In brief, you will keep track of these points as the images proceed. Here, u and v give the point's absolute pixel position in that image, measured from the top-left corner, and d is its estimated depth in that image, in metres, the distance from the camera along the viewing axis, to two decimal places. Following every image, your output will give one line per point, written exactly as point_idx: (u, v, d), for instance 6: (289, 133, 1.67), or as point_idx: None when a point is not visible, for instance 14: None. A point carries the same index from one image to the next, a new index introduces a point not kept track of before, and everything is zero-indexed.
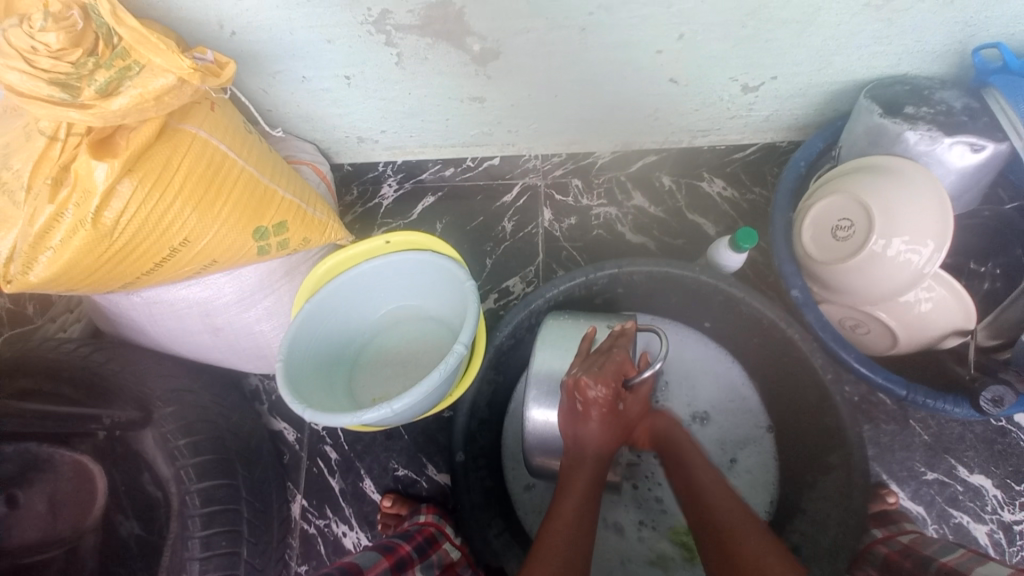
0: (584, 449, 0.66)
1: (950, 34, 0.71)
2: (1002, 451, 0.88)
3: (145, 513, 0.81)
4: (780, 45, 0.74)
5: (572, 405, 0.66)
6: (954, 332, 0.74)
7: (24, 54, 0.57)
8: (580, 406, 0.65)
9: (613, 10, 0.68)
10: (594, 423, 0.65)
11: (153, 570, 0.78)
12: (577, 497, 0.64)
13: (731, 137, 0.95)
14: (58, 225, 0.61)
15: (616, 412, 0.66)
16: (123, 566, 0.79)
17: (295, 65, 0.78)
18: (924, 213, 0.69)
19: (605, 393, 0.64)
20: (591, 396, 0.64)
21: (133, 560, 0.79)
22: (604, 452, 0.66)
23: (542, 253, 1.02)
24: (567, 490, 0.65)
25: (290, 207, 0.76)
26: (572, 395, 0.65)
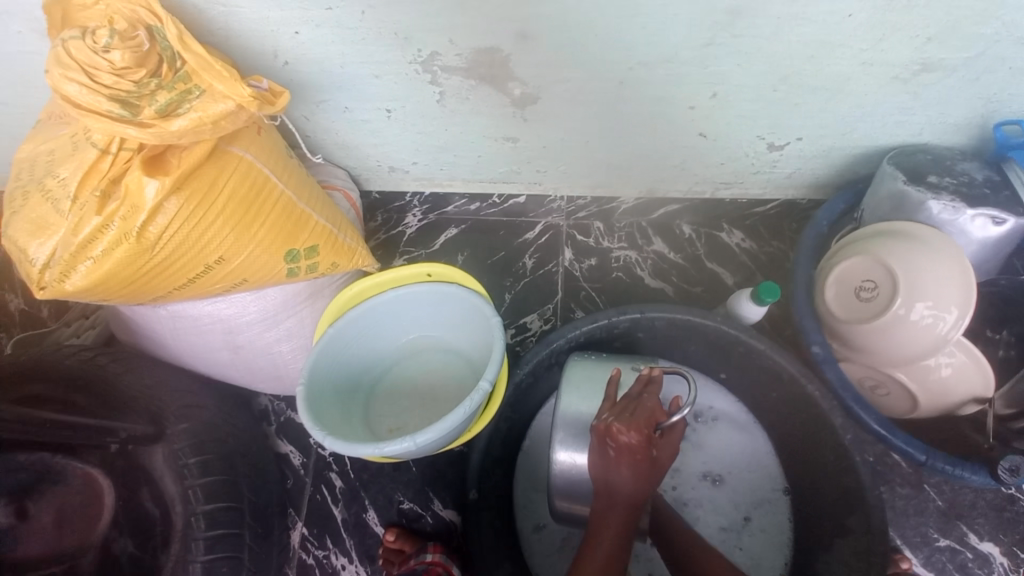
0: (617, 497, 0.65)
1: (972, 108, 0.74)
2: (1011, 519, 0.87)
3: (141, 532, 0.79)
4: (809, 109, 0.77)
5: (604, 451, 0.66)
6: (974, 400, 0.74)
7: (86, 67, 0.59)
8: (612, 452, 0.64)
9: (654, 66, 0.71)
10: (626, 470, 0.64)
11: None
12: (605, 547, 0.64)
13: (753, 191, 0.97)
14: (101, 236, 0.62)
15: (652, 461, 0.65)
16: None
17: (340, 97, 0.80)
18: (947, 280, 0.70)
19: (638, 439, 0.64)
20: (623, 442, 0.64)
21: None
22: (639, 500, 0.65)
23: (561, 292, 1.03)
24: (595, 541, 0.65)
25: (323, 232, 0.78)
26: (604, 441, 0.65)
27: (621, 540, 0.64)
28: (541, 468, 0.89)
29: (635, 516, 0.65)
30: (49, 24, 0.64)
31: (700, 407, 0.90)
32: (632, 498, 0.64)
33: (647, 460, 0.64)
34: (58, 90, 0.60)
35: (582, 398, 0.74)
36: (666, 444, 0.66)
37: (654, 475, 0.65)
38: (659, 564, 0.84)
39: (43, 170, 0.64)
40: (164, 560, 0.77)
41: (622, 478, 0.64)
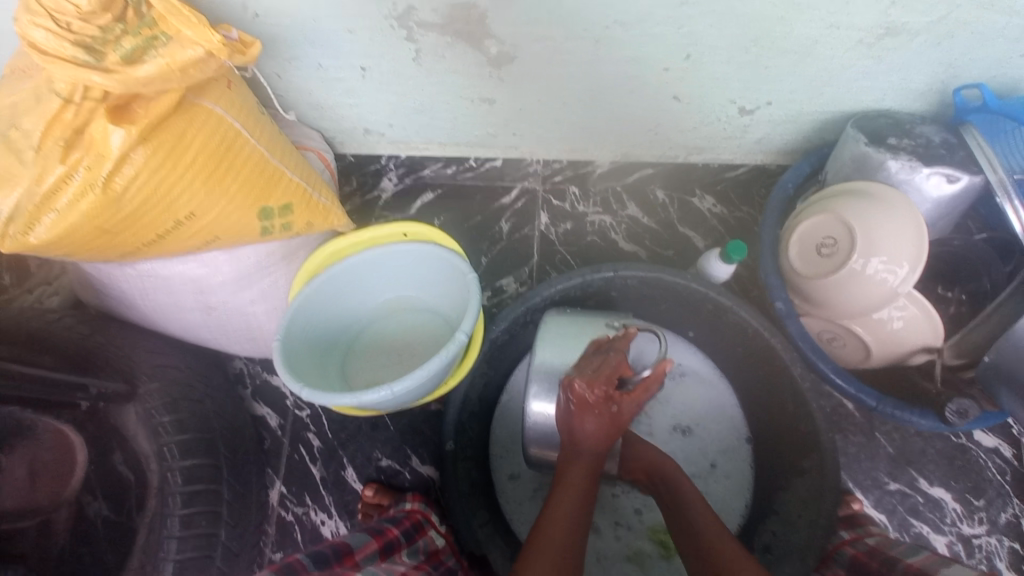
0: (579, 447, 0.68)
1: (933, 74, 0.77)
2: (962, 466, 0.94)
3: (117, 496, 0.79)
4: (779, 72, 0.79)
5: (567, 405, 0.69)
6: (923, 349, 0.79)
7: (50, 12, 0.57)
8: (574, 406, 0.67)
9: (629, 25, 0.72)
10: (588, 423, 0.67)
11: (122, 554, 0.77)
12: (572, 494, 0.67)
13: (724, 156, 1.00)
14: (66, 186, 0.60)
15: (615, 415, 0.67)
16: (88, 549, 0.77)
17: (313, 52, 0.79)
18: (902, 236, 0.74)
19: (599, 393, 0.66)
20: (584, 397, 0.66)
21: (99, 543, 0.77)
22: (601, 451, 0.68)
23: (537, 254, 1.05)
24: (562, 488, 0.67)
25: (297, 190, 0.77)
26: (567, 396, 0.68)
27: (585, 485, 0.67)
28: (517, 422, 0.91)
29: (597, 463, 0.68)
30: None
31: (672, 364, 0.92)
32: (593, 449, 0.68)
33: (606, 414, 0.67)
34: (24, 37, 0.57)
35: (557, 351, 0.76)
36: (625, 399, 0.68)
37: (617, 428, 0.68)
38: (627, 511, 0.88)
39: (4, 123, 0.62)
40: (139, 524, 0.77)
41: (584, 430, 0.67)
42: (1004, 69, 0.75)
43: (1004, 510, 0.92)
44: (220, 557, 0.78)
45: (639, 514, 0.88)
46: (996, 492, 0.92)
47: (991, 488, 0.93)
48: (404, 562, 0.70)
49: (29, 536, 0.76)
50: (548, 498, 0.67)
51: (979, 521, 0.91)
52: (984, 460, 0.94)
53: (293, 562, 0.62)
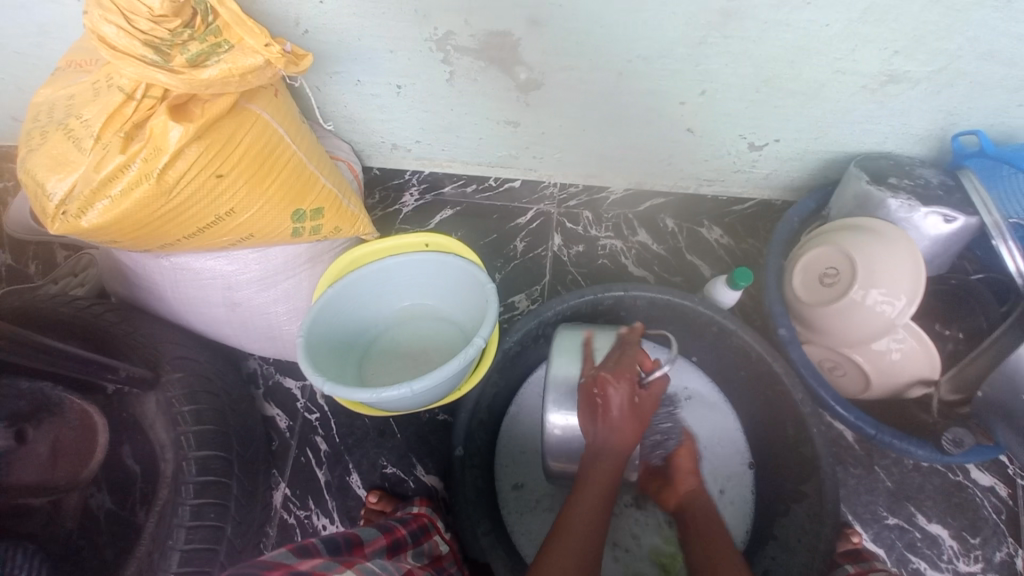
0: (607, 448, 0.69)
1: (932, 121, 0.83)
2: (959, 504, 0.96)
3: (121, 489, 0.80)
4: (788, 111, 0.84)
5: (591, 404, 0.71)
6: (920, 382, 0.82)
7: (123, 11, 0.60)
8: (599, 402, 0.70)
9: (650, 60, 0.77)
10: (614, 416, 0.69)
11: (118, 548, 0.77)
12: (590, 498, 0.67)
13: (733, 190, 1.05)
14: (122, 175, 0.64)
15: (637, 407, 0.70)
16: (89, 542, 0.77)
17: (353, 68, 0.84)
18: (901, 269, 0.77)
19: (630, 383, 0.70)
20: (611, 391, 0.69)
21: (99, 534, 0.78)
22: (623, 450, 0.69)
23: (549, 275, 1.09)
24: (582, 493, 0.68)
25: (328, 196, 0.82)
26: (591, 393, 0.71)
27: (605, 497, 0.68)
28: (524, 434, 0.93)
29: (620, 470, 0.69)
30: None
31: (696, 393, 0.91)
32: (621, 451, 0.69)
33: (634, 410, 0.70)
34: (95, 31, 0.61)
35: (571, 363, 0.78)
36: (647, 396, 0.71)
37: (639, 423, 0.70)
38: (628, 533, 0.89)
39: (65, 112, 0.67)
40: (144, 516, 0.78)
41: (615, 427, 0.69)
42: (1001, 119, 0.81)
43: (998, 549, 0.94)
44: (224, 552, 0.78)
45: (639, 536, 0.89)
46: (991, 531, 0.95)
47: (986, 527, 0.95)
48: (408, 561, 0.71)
49: (38, 515, 0.77)
50: (572, 496, 0.69)
51: (975, 559, 0.93)
52: (981, 499, 0.96)
53: (309, 544, 0.63)
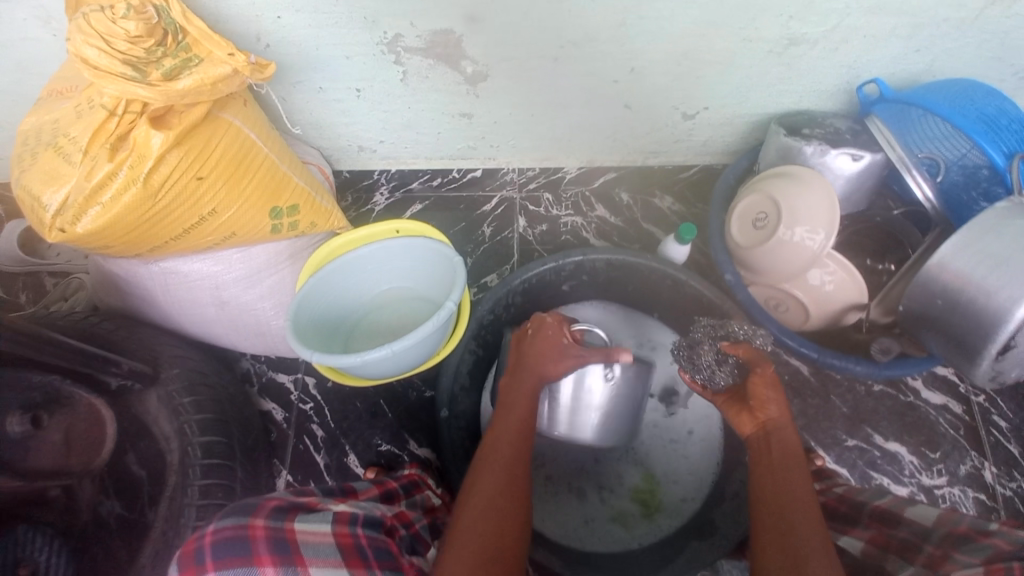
0: (522, 386, 0.78)
1: (838, 76, 0.93)
2: (914, 423, 1.04)
3: (128, 493, 0.84)
4: (710, 80, 0.94)
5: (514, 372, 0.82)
6: (854, 307, 0.91)
7: (102, 35, 0.67)
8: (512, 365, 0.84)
9: (580, 44, 0.86)
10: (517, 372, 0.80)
11: (131, 544, 0.81)
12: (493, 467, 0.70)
13: (677, 158, 1.16)
14: (111, 183, 0.71)
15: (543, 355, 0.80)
16: (99, 544, 0.81)
17: (315, 77, 0.92)
18: (818, 206, 0.86)
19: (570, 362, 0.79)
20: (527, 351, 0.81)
21: (110, 536, 0.82)
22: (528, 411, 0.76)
23: (517, 254, 1.17)
24: (500, 432, 0.74)
25: (303, 193, 0.90)
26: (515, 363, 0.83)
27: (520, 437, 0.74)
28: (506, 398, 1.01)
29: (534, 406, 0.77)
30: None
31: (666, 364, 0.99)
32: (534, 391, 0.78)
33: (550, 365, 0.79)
34: (77, 54, 0.68)
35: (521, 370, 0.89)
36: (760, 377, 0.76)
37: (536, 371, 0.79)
38: (610, 477, 0.98)
39: (52, 134, 0.73)
40: (153, 517, 0.82)
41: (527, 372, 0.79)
42: (896, 67, 0.91)
43: (963, 463, 1.02)
44: None
45: (620, 479, 0.98)
46: (953, 445, 1.03)
47: (945, 442, 1.04)
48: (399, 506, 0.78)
49: (55, 505, 0.81)
50: (493, 427, 0.76)
51: (935, 471, 1.02)
52: (936, 416, 1.05)
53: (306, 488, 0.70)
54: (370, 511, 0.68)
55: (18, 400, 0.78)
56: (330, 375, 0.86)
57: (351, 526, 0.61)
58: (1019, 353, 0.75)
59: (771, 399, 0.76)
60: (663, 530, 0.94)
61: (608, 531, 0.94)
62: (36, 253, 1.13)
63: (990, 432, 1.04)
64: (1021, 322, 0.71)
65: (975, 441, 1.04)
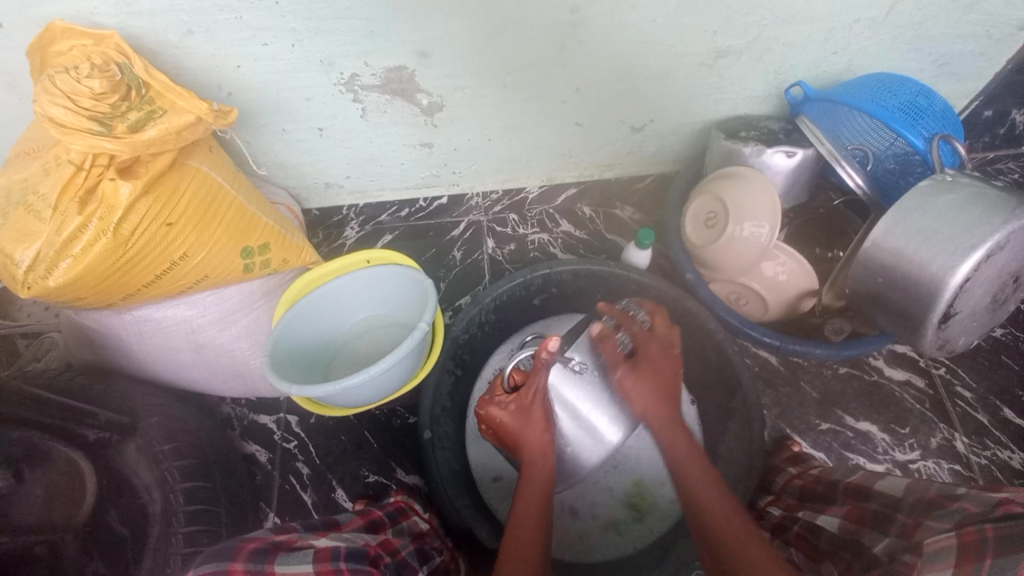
0: (532, 458, 0.77)
1: (767, 82, 1.01)
2: (881, 401, 1.09)
3: (109, 554, 0.80)
4: (651, 94, 1.01)
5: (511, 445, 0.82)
6: (808, 293, 0.98)
7: (67, 94, 0.70)
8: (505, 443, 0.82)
9: (526, 70, 0.92)
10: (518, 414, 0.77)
11: None
12: (530, 513, 0.74)
13: (632, 170, 1.22)
14: (81, 235, 0.73)
15: (520, 400, 0.78)
16: None
17: (278, 120, 0.96)
18: (761, 202, 0.92)
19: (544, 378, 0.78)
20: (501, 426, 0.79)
21: None
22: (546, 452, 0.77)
23: (488, 275, 1.20)
24: (522, 498, 0.75)
25: (273, 232, 0.92)
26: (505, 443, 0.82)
27: (541, 500, 0.75)
28: None
29: (549, 492, 0.76)
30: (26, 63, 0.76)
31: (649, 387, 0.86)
32: (547, 480, 0.76)
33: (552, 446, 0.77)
34: (43, 114, 0.71)
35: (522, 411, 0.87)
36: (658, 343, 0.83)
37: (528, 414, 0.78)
38: (598, 486, 0.98)
39: (20, 193, 0.75)
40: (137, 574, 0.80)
41: (533, 464, 0.77)
42: (819, 70, 1.00)
43: (933, 436, 1.06)
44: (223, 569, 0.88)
45: (610, 484, 0.98)
46: (921, 420, 1.08)
47: (913, 416, 1.08)
48: (385, 534, 0.80)
49: (41, 563, 0.77)
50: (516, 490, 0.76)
51: (907, 446, 1.05)
52: (901, 393, 1.10)
53: (286, 527, 0.74)
54: (352, 544, 0.70)
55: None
56: (309, 408, 0.87)
57: (332, 563, 0.63)
58: (957, 321, 0.82)
59: (659, 355, 0.83)
60: (653, 531, 0.95)
61: (600, 538, 0.96)
62: (7, 316, 1.12)
63: (956, 404, 1.09)
64: (956, 288, 0.77)
65: (942, 413, 1.08)
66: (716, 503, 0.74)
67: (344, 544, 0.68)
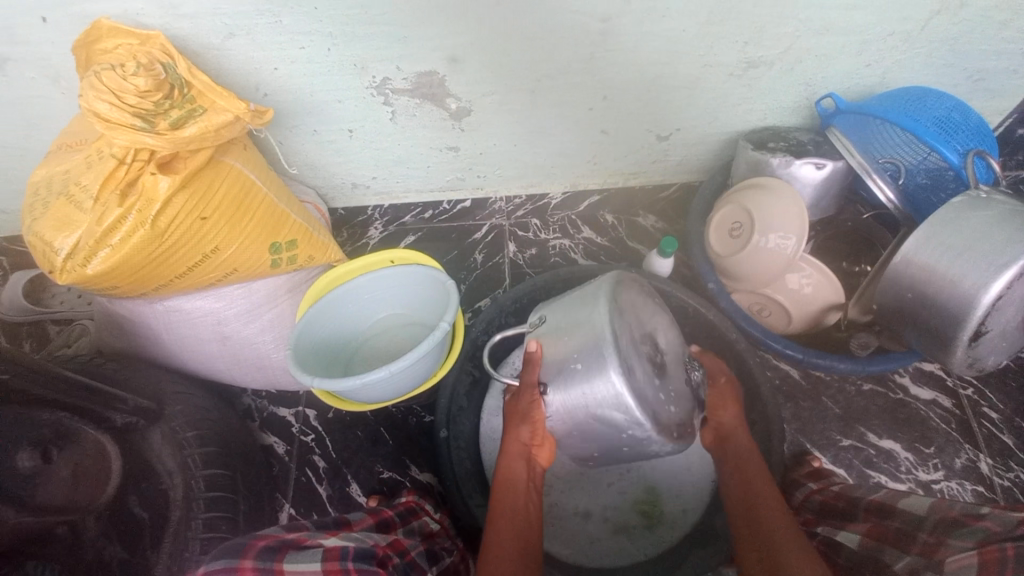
0: (512, 475, 0.75)
1: (797, 94, 1.00)
2: (906, 419, 1.06)
3: (129, 536, 0.84)
4: (678, 103, 1.01)
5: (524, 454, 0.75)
6: (833, 307, 0.96)
7: (113, 90, 0.73)
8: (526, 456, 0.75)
9: (555, 77, 0.93)
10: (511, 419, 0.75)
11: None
12: (508, 525, 0.72)
13: (656, 178, 1.22)
14: (120, 226, 0.75)
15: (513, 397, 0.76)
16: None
17: (309, 120, 0.98)
18: (788, 213, 0.91)
19: (529, 403, 0.72)
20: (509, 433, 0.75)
21: None
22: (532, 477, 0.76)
23: (507, 278, 1.21)
24: (500, 506, 0.74)
25: (301, 229, 0.94)
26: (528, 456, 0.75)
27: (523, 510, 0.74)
28: None
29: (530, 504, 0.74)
30: (76, 59, 0.79)
31: (656, 338, 0.76)
32: (524, 481, 0.75)
33: (530, 450, 0.75)
34: (89, 109, 0.73)
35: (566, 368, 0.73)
36: (719, 388, 0.84)
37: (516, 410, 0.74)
38: (612, 493, 0.98)
39: (64, 184, 0.78)
40: (155, 557, 0.82)
41: (508, 467, 0.75)
42: (850, 82, 0.99)
43: (958, 456, 1.03)
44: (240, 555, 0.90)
45: (623, 492, 0.97)
46: (947, 440, 1.05)
47: (940, 437, 1.05)
48: (395, 533, 0.81)
49: (62, 542, 0.83)
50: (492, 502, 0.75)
51: (932, 467, 1.02)
52: (927, 412, 1.07)
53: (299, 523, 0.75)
54: (361, 544, 0.71)
55: (27, 435, 0.81)
56: (330, 402, 0.89)
57: (342, 561, 0.65)
58: (989, 341, 0.80)
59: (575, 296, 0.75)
60: (665, 541, 0.94)
61: (611, 544, 0.95)
62: (41, 302, 1.16)
63: (983, 424, 1.06)
64: (988, 307, 0.75)
65: (970, 435, 1.05)
66: (766, 490, 0.74)
67: (352, 544, 0.70)
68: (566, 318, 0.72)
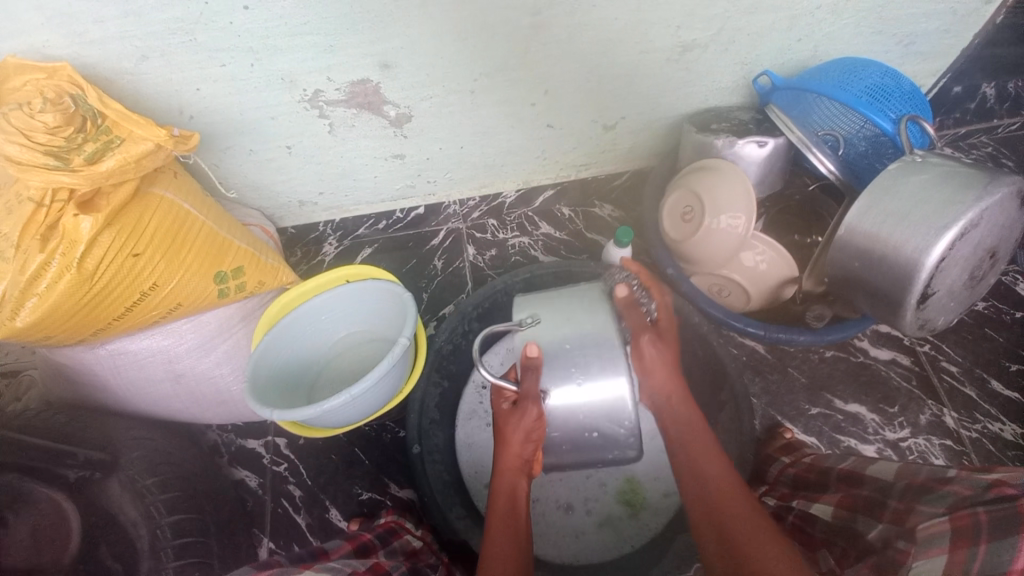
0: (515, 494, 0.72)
1: (734, 73, 1.01)
2: (870, 382, 1.09)
3: None
4: (620, 91, 1.00)
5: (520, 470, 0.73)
6: (789, 280, 0.98)
7: (23, 131, 0.69)
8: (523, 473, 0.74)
9: (493, 75, 0.91)
10: (512, 424, 0.71)
11: None
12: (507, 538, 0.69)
13: (607, 168, 1.22)
14: (45, 272, 0.71)
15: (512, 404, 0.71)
16: None
17: (244, 141, 0.94)
18: (736, 193, 0.92)
19: (534, 411, 0.68)
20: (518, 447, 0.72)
21: None
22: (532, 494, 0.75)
23: (470, 282, 1.20)
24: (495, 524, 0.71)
25: (245, 254, 0.90)
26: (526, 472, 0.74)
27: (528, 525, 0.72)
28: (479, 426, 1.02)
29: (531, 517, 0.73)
30: None
31: None
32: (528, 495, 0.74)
33: (530, 464, 0.73)
34: None
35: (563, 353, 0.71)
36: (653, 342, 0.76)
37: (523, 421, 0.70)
38: (593, 486, 0.98)
39: None
40: None
41: (509, 483, 0.73)
42: (784, 58, 1.00)
43: (922, 413, 1.07)
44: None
45: (603, 486, 0.98)
46: (909, 398, 1.08)
47: (902, 395, 1.08)
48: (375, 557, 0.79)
49: None
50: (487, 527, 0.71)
51: (898, 425, 1.06)
52: (888, 372, 1.10)
53: (271, 560, 0.73)
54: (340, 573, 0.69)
55: None
56: (294, 430, 0.86)
57: None
58: (937, 301, 0.82)
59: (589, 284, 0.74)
60: (651, 527, 0.95)
61: (598, 539, 0.95)
62: None
63: (943, 379, 1.10)
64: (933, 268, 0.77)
65: (930, 390, 1.09)
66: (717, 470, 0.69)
67: None
68: (571, 322, 0.69)
